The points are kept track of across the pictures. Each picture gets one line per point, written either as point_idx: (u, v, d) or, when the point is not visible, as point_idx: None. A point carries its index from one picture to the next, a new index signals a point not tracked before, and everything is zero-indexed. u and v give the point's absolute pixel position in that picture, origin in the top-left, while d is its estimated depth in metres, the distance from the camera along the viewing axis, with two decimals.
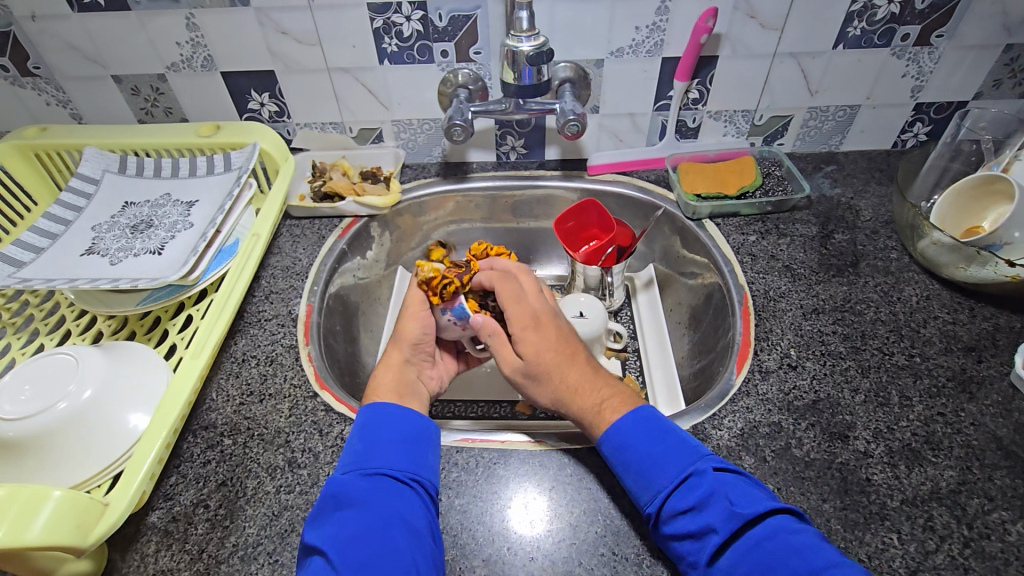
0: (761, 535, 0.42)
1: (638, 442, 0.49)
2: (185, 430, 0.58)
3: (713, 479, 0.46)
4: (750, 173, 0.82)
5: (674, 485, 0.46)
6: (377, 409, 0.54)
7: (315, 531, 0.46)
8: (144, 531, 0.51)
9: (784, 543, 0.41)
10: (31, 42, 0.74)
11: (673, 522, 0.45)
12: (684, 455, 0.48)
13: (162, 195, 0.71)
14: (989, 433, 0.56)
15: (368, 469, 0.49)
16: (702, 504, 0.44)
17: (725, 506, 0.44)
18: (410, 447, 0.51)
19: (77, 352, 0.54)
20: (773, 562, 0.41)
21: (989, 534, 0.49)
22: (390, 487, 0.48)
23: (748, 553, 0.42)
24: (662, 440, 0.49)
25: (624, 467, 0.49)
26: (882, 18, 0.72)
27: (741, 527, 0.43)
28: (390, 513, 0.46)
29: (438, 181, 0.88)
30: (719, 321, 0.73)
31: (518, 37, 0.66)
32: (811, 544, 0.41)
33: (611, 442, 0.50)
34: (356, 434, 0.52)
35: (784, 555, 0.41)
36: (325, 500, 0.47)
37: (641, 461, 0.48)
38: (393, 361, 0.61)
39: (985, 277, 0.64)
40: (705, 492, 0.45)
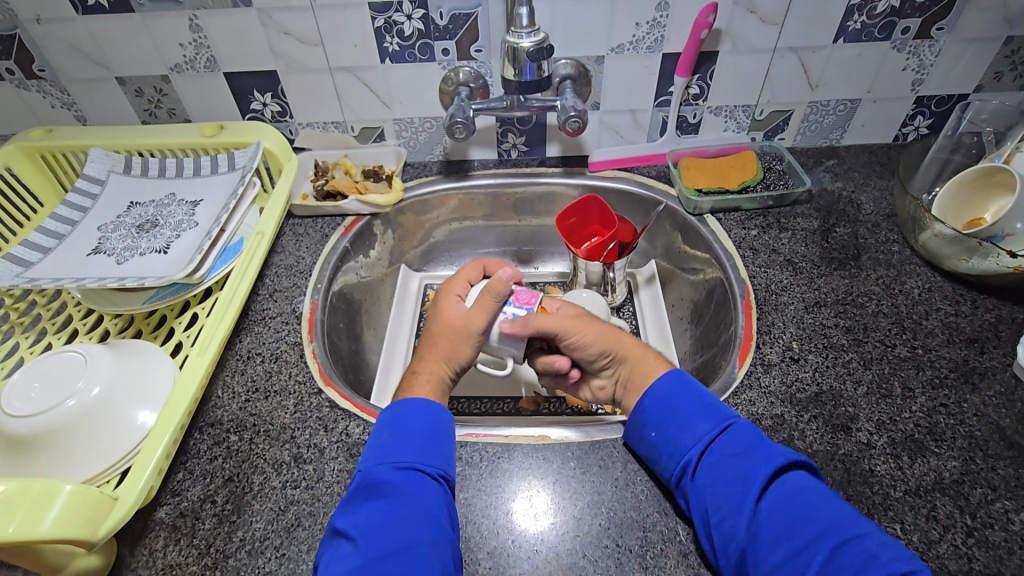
0: (804, 485, 0.46)
1: (680, 397, 0.53)
2: (192, 427, 0.58)
3: (752, 435, 0.50)
4: (750, 168, 0.82)
5: (717, 435, 0.50)
6: (402, 407, 0.53)
7: (349, 516, 0.46)
8: (152, 527, 0.51)
9: (821, 491, 0.45)
10: (36, 46, 0.75)
11: (716, 468, 0.48)
12: (722, 411, 0.52)
13: (167, 194, 0.71)
14: (992, 424, 0.56)
15: (400, 462, 0.49)
16: (747, 452, 0.48)
17: (770, 452, 0.48)
18: (438, 444, 0.51)
19: (85, 349, 0.54)
20: (817, 505, 0.44)
21: (993, 523, 0.49)
22: (419, 481, 0.48)
23: (793, 497, 0.45)
24: (703, 398, 0.53)
25: (666, 418, 0.52)
26: (882, 12, 0.72)
27: (782, 472, 0.47)
28: (419, 508, 0.46)
29: (439, 179, 0.89)
30: (721, 315, 0.73)
31: (518, 34, 0.66)
32: (846, 506, 0.45)
33: (657, 395, 0.54)
34: (384, 427, 0.52)
35: (826, 505, 0.44)
36: (360, 486, 0.48)
37: (685, 412, 0.52)
38: (438, 381, 0.59)
39: (987, 269, 0.64)
40: (749, 443, 0.49)
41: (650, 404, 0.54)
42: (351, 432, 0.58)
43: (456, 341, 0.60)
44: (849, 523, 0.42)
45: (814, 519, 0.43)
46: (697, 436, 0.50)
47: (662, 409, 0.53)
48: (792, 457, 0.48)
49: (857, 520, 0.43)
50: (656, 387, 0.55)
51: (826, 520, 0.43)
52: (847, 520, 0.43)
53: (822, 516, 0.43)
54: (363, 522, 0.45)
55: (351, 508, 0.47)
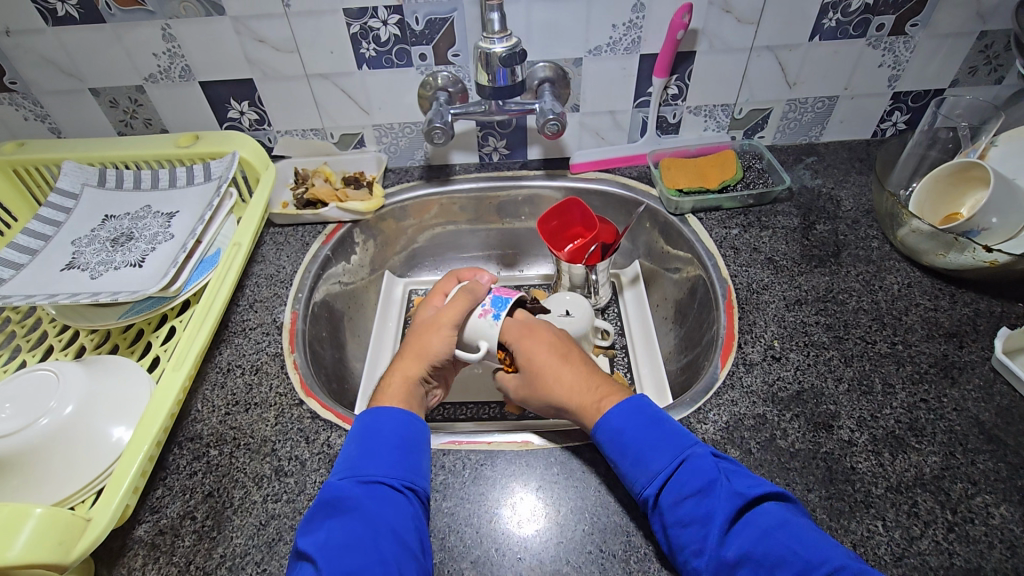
0: (768, 523, 0.44)
1: (637, 427, 0.51)
2: (171, 442, 0.58)
3: (713, 464, 0.48)
4: (731, 166, 0.82)
5: (674, 469, 0.48)
6: (376, 414, 0.53)
7: (309, 535, 0.45)
8: (130, 545, 0.51)
9: (792, 528, 0.44)
10: (7, 58, 0.74)
11: (676, 507, 0.47)
12: (681, 441, 0.50)
13: (142, 207, 0.70)
14: (972, 418, 0.56)
15: (363, 476, 0.48)
16: (704, 489, 0.47)
17: (729, 488, 0.46)
18: (407, 455, 0.51)
19: (57, 368, 0.53)
20: (782, 549, 0.42)
21: (973, 518, 0.50)
22: (385, 495, 0.48)
23: (759, 539, 0.43)
24: (660, 425, 0.52)
25: (623, 451, 0.51)
26: (857, 9, 0.73)
27: (744, 507, 0.46)
28: (382, 525, 0.45)
29: (421, 184, 0.88)
30: (704, 314, 0.73)
31: (490, 40, 0.66)
32: (815, 533, 0.44)
33: (610, 427, 0.52)
34: (353, 439, 0.52)
35: (796, 540, 0.43)
36: (321, 504, 0.47)
37: (641, 447, 0.50)
38: (410, 380, 0.59)
39: (965, 263, 0.64)
40: (708, 475, 0.47)
41: (605, 437, 0.52)
42: (333, 443, 0.58)
43: (427, 335, 0.61)
44: (821, 562, 0.41)
45: (783, 564, 0.42)
46: (654, 473, 0.49)
47: (617, 441, 0.52)
48: (749, 491, 0.46)
49: (829, 554, 0.42)
50: (610, 418, 0.53)
51: (793, 562, 0.41)
52: (814, 554, 0.42)
53: (790, 557, 0.42)
54: (322, 541, 0.45)
55: (312, 528, 0.46)
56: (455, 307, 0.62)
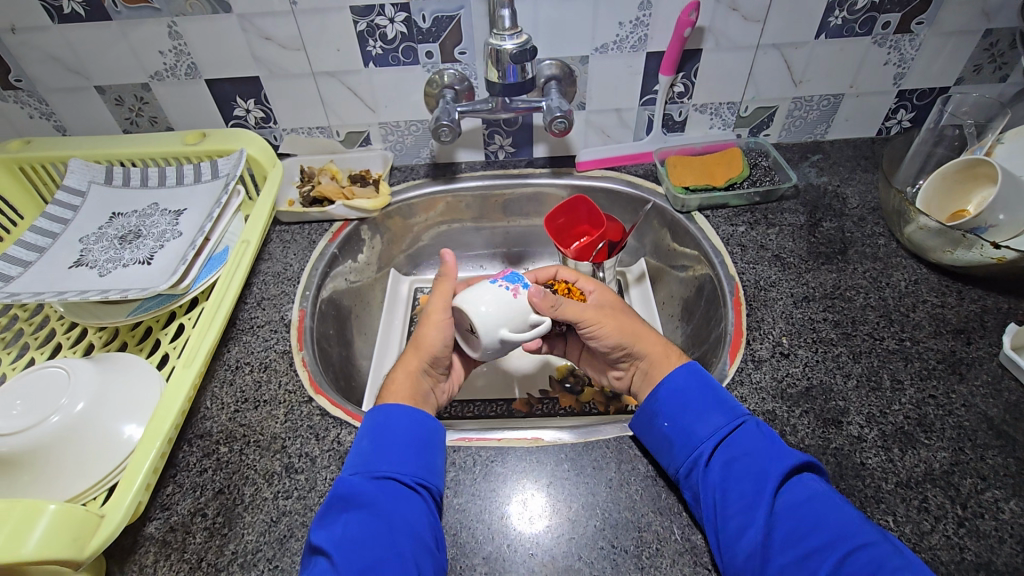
0: (817, 488, 0.46)
1: (697, 390, 0.53)
2: (181, 439, 0.58)
3: (766, 431, 0.50)
4: (737, 164, 0.82)
5: (731, 429, 0.51)
6: (387, 410, 0.53)
7: (324, 530, 0.45)
8: (141, 542, 0.51)
9: (836, 496, 0.46)
10: (12, 55, 0.74)
11: (732, 462, 0.49)
12: (736, 408, 0.52)
13: (150, 204, 0.70)
14: (980, 414, 0.56)
15: (376, 472, 0.49)
16: (759, 451, 0.49)
17: (782, 452, 0.49)
18: (419, 451, 0.51)
19: (68, 364, 0.53)
20: (827, 510, 0.44)
21: (983, 513, 0.50)
22: (397, 493, 0.48)
23: (807, 501, 0.45)
24: (716, 391, 0.54)
25: (681, 409, 0.53)
26: (863, 7, 0.73)
27: (795, 471, 0.48)
28: (397, 522, 0.46)
29: (427, 182, 0.88)
30: (711, 312, 0.74)
31: (500, 36, 0.66)
32: (853, 508, 0.45)
33: (672, 386, 0.54)
34: (365, 435, 0.52)
35: (839, 508, 0.45)
36: (333, 500, 0.47)
37: (703, 405, 0.52)
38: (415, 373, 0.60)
39: (972, 260, 0.64)
40: (763, 440, 0.49)
41: (666, 395, 0.54)
42: (343, 440, 0.58)
43: (421, 330, 0.61)
44: (863, 528, 0.43)
45: (827, 524, 0.44)
46: (713, 428, 0.51)
47: (678, 399, 0.53)
48: (802, 457, 0.48)
49: (869, 526, 0.44)
50: (674, 378, 0.55)
51: (839, 524, 0.43)
52: (859, 524, 0.44)
53: (834, 520, 0.44)
54: (339, 535, 0.45)
55: (326, 522, 0.46)
56: (441, 299, 0.61)
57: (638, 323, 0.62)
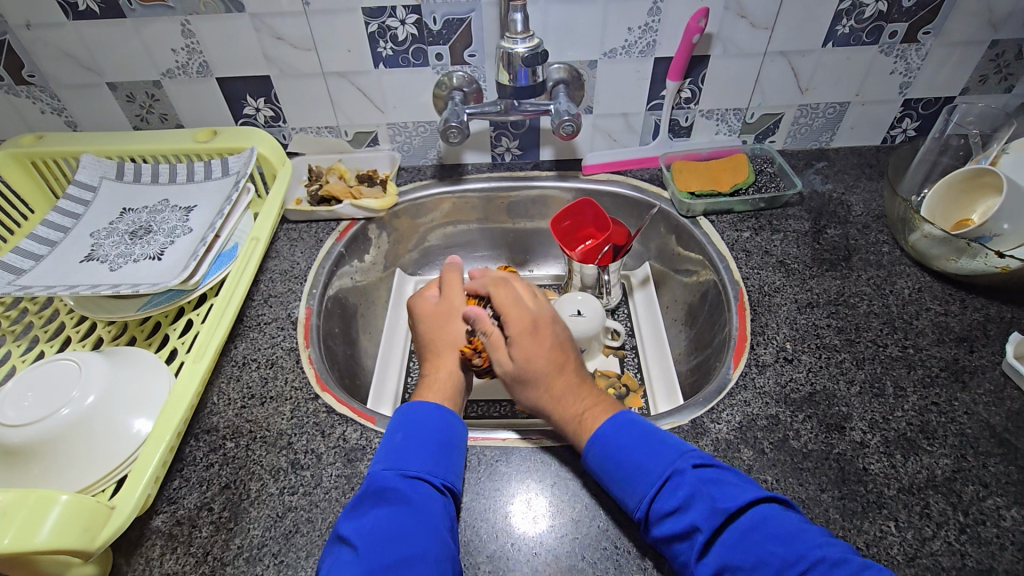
0: (748, 528, 0.44)
1: (625, 447, 0.50)
2: (188, 434, 0.58)
3: (693, 479, 0.47)
4: (743, 170, 0.83)
5: (659, 487, 0.48)
6: (413, 407, 0.54)
7: (353, 521, 0.46)
8: (148, 535, 0.51)
9: (770, 528, 0.43)
10: (26, 51, 0.74)
11: (662, 522, 0.46)
12: (666, 457, 0.49)
13: (160, 200, 0.71)
14: (983, 422, 0.57)
15: (407, 470, 0.49)
16: (684, 506, 0.46)
17: (709, 502, 0.45)
18: (446, 454, 0.51)
19: (80, 357, 0.54)
20: (758, 551, 0.42)
21: (984, 520, 0.50)
22: (427, 493, 0.48)
23: (737, 545, 0.43)
24: (645, 439, 0.51)
25: (613, 474, 0.50)
26: (870, 16, 0.73)
27: (724, 521, 0.44)
28: (426, 521, 0.46)
29: (434, 183, 0.89)
30: (715, 316, 0.74)
31: (513, 39, 0.66)
32: (795, 531, 0.43)
33: (600, 448, 0.51)
34: (396, 431, 0.52)
35: (771, 541, 0.43)
36: (366, 493, 0.47)
37: (631, 465, 0.49)
38: (455, 370, 0.61)
39: (976, 269, 0.65)
40: (690, 492, 0.46)
41: (597, 458, 0.51)
42: (348, 437, 0.58)
43: (447, 324, 0.64)
44: (799, 558, 0.41)
45: (762, 567, 0.42)
46: (640, 495, 0.48)
47: (607, 463, 0.51)
48: (730, 503, 0.45)
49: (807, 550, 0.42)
50: (601, 438, 0.52)
51: (773, 562, 0.42)
52: (794, 554, 0.41)
53: (766, 560, 0.42)
54: (366, 528, 0.45)
55: (357, 513, 0.47)
56: (456, 296, 0.67)
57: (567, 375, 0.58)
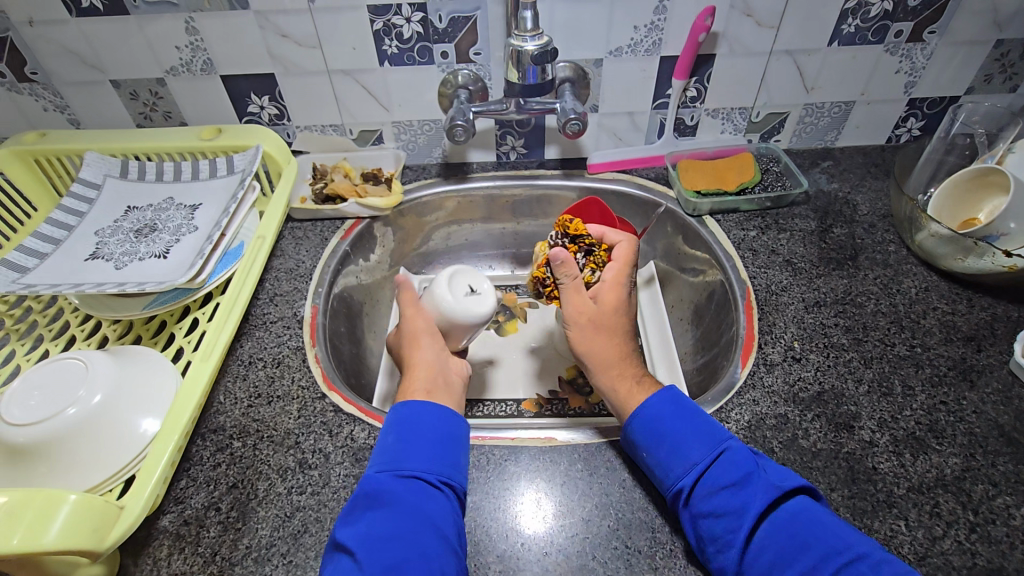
0: (796, 508, 0.45)
1: (676, 422, 0.52)
2: (194, 434, 0.58)
3: (749, 458, 0.49)
4: (749, 169, 0.83)
5: (712, 461, 0.49)
6: (409, 405, 0.54)
7: (350, 526, 0.46)
8: (156, 535, 0.51)
9: (817, 514, 0.45)
10: (28, 49, 0.74)
11: (710, 497, 0.47)
12: (718, 434, 0.51)
13: (165, 199, 0.71)
14: (991, 421, 0.57)
15: (401, 471, 0.49)
16: (740, 481, 0.47)
17: (765, 481, 0.47)
18: (445, 449, 0.51)
19: (86, 357, 0.54)
20: (807, 531, 0.44)
21: (994, 519, 0.50)
22: (422, 490, 0.48)
23: (784, 525, 0.45)
24: (695, 418, 0.52)
25: (659, 441, 0.51)
26: (876, 15, 0.73)
27: (778, 499, 0.46)
28: (421, 517, 0.46)
29: (439, 182, 0.89)
30: (722, 316, 0.74)
31: (521, 37, 0.66)
32: (840, 521, 0.45)
33: (647, 414, 0.53)
34: (389, 430, 0.52)
35: (818, 526, 0.44)
36: (360, 495, 0.47)
37: (680, 436, 0.51)
38: (427, 361, 0.61)
39: (983, 268, 0.65)
40: (745, 468, 0.48)
41: (639, 424, 0.53)
42: (356, 436, 0.58)
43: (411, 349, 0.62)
44: (847, 545, 0.43)
45: (809, 548, 0.43)
46: (689, 465, 0.49)
47: (653, 431, 0.52)
48: (786, 483, 0.47)
49: (852, 539, 0.43)
50: (647, 407, 0.54)
51: (817, 545, 0.43)
52: (840, 540, 0.43)
53: (815, 541, 0.43)
54: (364, 532, 0.45)
55: (352, 518, 0.46)
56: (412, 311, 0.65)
57: (619, 347, 0.61)
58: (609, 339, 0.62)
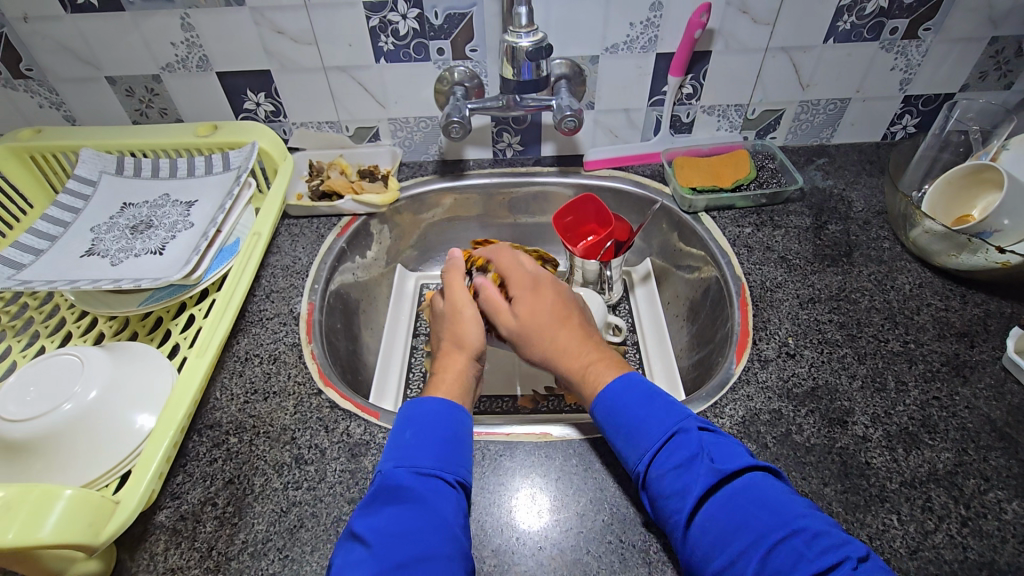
0: (736, 488, 0.45)
1: (627, 406, 0.51)
2: (191, 430, 0.58)
3: (697, 439, 0.48)
4: (744, 166, 0.83)
5: (662, 445, 0.48)
6: (428, 402, 0.54)
7: (366, 518, 0.46)
8: (152, 531, 0.51)
9: (756, 494, 0.44)
10: (23, 45, 0.74)
11: (661, 480, 0.47)
12: (671, 418, 0.50)
13: (161, 195, 0.71)
14: (983, 416, 0.57)
15: (419, 467, 0.49)
16: (684, 465, 0.47)
17: (708, 463, 0.46)
18: (457, 450, 0.51)
19: (82, 352, 0.54)
20: (749, 509, 0.43)
21: (985, 513, 0.51)
22: (440, 490, 0.48)
23: (724, 504, 0.44)
24: (651, 402, 0.51)
25: (617, 427, 0.51)
26: (871, 12, 0.73)
27: (720, 481, 0.45)
28: (440, 519, 0.45)
29: (435, 179, 0.89)
30: (717, 312, 0.74)
31: (516, 33, 0.66)
32: (785, 499, 0.44)
33: (607, 401, 0.53)
34: (405, 426, 0.52)
35: (757, 504, 0.43)
36: (379, 490, 0.47)
37: (631, 423, 0.50)
38: (465, 371, 0.59)
39: (977, 264, 0.65)
40: (692, 451, 0.47)
41: (602, 412, 0.53)
42: (352, 432, 0.58)
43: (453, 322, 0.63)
44: (782, 523, 0.42)
45: (744, 528, 0.42)
46: (640, 453, 0.49)
47: (611, 420, 0.52)
48: (728, 467, 0.46)
49: (789, 517, 0.42)
50: (604, 397, 0.53)
51: (754, 526, 0.42)
52: (776, 519, 0.42)
53: (749, 522, 0.42)
54: (381, 525, 0.45)
55: (369, 511, 0.46)
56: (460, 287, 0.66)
57: (566, 333, 0.59)
58: (550, 327, 0.60)
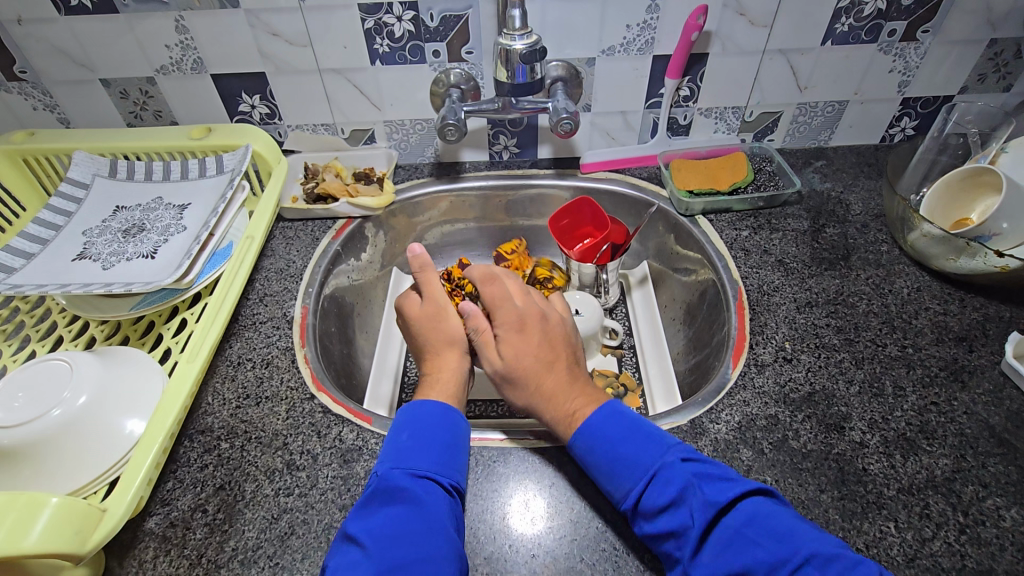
0: (738, 520, 0.44)
1: (609, 442, 0.51)
2: (181, 435, 0.57)
3: (682, 471, 0.48)
4: (741, 169, 0.82)
5: (646, 483, 0.48)
6: (424, 406, 0.54)
7: (361, 520, 0.46)
8: (141, 537, 0.50)
9: (760, 523, 0.44)
10: (18, 47, 0.73)
11: (653, 520, 0.46)
12: (655, 449, 0.50)
13: (154, 198, 0.70)
14: (982, 421, 0.56)
15: (414, 469, 0.48)
16: (676, 501, 0.46)
17: (700, 497, 0.46)
18: (455, 455, 0.51)
19: (71, 357, 0.53)
20: (753, 543, 0.43)
21: (984, 520, 0.50)
22: (435, 493, 0.47)
23: (728, 540, 0.44)
24: (633, 434, 0.51)
25: (598, 465, 0.51)
26: (870, 14, 0.73)
27: (717, 514, 0.45)
28: (436, 522, 0.45)
29: (431, 181, 0.88)
30: (714, 316, 0.74)
31: (510, 36, 0.66)
32: (789, 525, 0.43)
33: (586, 436, 0.52)
34: (404, 428, 0.52)
35: (762, 534, 0.43)
36: (375, 491, 0.47)
37: (613, 460, 0.50)
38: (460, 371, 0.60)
39: (975, 268, 0.65)
40: (679, 485, 0.47)
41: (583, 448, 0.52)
42: (344, 437, 0.58)
43: (442, 323, 0.63)
44: (792, 553, 0.41)
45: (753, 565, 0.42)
46: (625, 492, 0.49)
47: (591, 458, 0.51)
48: (720, 498, 0.46)
49: (798, 545, 0.42)
50: (584, 431, 0.52)
51: (763, 559, 0.42)
52: (783, 547, 0.42)
53: (759, 555, 0.42)
54: (376, 528, 0.45)
55: (364, 514, 0.46)
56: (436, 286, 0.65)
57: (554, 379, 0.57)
58: (534, 373, 0.58)
